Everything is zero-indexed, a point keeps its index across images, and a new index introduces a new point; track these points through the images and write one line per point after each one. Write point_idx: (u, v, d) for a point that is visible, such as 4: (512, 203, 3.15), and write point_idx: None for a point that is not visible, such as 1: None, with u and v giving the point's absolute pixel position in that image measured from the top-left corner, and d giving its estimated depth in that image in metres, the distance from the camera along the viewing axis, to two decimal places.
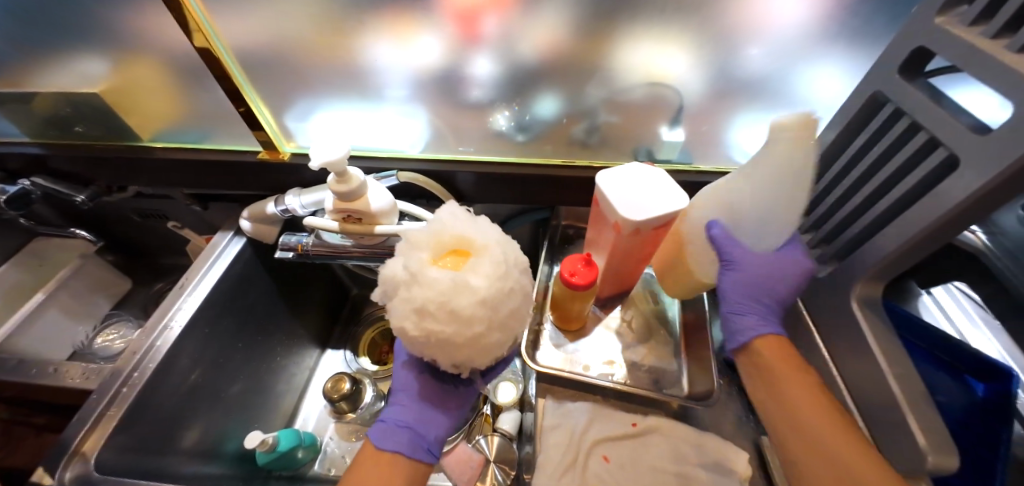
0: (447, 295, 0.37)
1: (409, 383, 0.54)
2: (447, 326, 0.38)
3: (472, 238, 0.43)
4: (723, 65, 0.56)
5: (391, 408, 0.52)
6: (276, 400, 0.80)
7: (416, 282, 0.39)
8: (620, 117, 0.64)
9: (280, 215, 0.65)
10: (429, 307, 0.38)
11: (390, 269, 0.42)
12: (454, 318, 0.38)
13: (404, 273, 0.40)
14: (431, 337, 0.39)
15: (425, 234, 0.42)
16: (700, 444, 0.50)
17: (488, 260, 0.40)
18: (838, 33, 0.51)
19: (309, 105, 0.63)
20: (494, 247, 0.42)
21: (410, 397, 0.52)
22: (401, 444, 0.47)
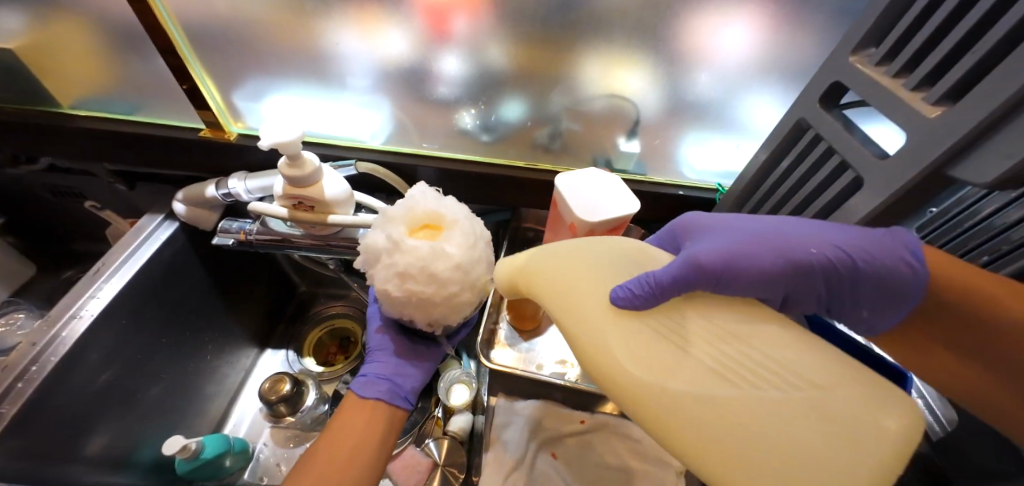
0: (426, 260, 0.38)
1: (385, 341, 0.52)
2: (427, 292, 0.38)
3: (444, 213, 0.43)
4: (676, 85, 0.60)
5: (366, 361, 0.51)
6: (203, 404, 0.73)
7: (395, 250, 0.39)
8: (582, 125, 0.66)
9: (221, 199, 0.61)
10: (409, 272, 0.38)
11: (363, 242, 0.41)
12: (434, 280, 0.38)
13: (379, 246, 0.40)
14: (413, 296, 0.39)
15: (396, 206, 0.42)
16: (644, 440, 0.51)
17: (462, 231, 0.41)
18: (773, 66, 0.57)
19: (262, 86, 0.60)
20: (465, 223, 0.42)
21: (385, 348, 0.51)
22: (381, 392, 0.46)
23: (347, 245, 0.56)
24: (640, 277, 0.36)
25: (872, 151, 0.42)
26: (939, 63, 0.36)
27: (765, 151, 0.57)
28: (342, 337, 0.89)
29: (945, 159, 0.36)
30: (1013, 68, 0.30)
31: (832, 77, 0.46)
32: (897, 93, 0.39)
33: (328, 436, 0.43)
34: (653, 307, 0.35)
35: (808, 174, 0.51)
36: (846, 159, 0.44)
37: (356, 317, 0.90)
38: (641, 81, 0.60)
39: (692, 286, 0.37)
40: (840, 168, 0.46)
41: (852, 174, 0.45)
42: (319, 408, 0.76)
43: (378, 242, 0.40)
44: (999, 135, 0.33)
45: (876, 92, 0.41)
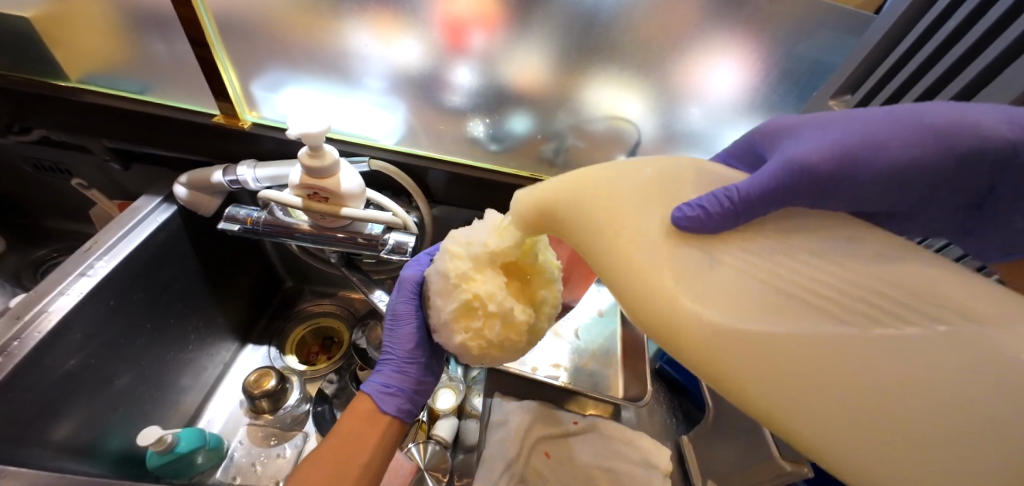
0: (516, 331, 0.43)
1: (412, 352, 0.52)
2: (503, 355, 0.44)
3: (535, 266, 0.45)
4: (672, 115, 0.66)
5: (386, 366, 0.51)
6: (177, 396, 0.70)
7: (529, 329, 0.44)
8: (585, 143, 0.70)
9: (226, 185, 0.60)
10: (496, 338, 0.42)
11: (497, 310, 0.41)
12: (511, 347, 0.44)
13: (511, 322, 0.42)
14: (485, 353, 0.43)
15: (505, 248, 0.42)
16: (633, 442, 0.53)
17: (551, 295, 0.46)
18: (761, 106, 0.63)
19: (282, 78, 0.61)
20: (552, 280, 0.47)
21: (411, 360, 0.52)
22: (401, 411, 0.49)
23: (354, 239, 0.58)
24: (713, 196, 0.34)
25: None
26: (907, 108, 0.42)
27: None
28: (327, 337, 0.88)
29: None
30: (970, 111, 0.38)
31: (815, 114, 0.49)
32: None
33: (343, 436, 0.45)
34: (721, 227, 0.34)
35: None
36: None
37: (342, 317, 0.89)
38: (642, 108, 0.65)
39: (786, 195, 0.36)
40: None
41: None
42: (300, 408, 0.75)
43: (512, 315, 0.42)
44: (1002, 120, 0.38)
45: None
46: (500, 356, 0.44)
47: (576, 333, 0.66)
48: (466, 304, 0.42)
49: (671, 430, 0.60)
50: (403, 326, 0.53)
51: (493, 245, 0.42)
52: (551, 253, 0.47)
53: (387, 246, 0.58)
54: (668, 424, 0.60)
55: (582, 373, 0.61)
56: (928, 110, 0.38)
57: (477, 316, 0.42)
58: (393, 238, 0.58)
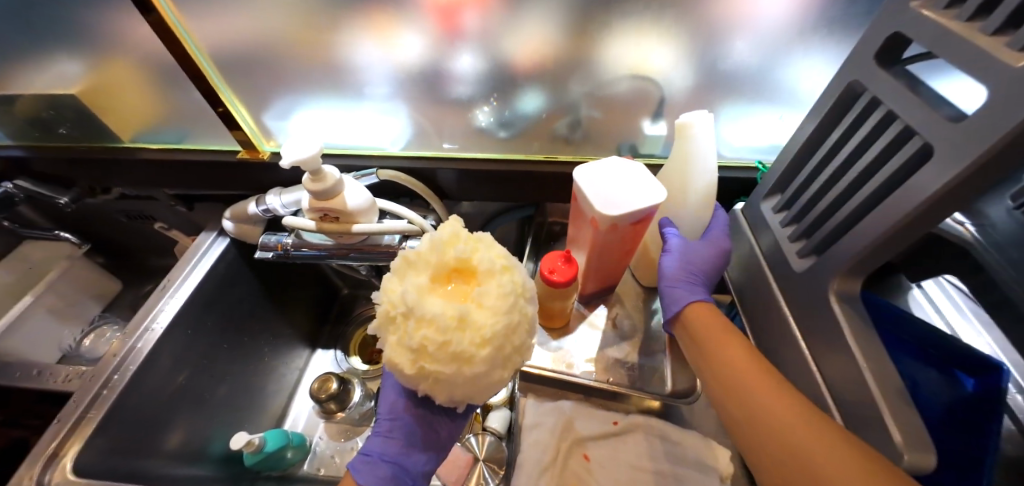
0: (445, 334, 0.34)
1: (397, 410, 0.50)
2: (447, 371, 0.35)
3: (473, 262, 0.39)
4: (708, 57, 0.55)
5: (370, 434, 0.49)
6: (264, 401, 0.79)
7: (462, 330, 0.35)
8: (603, 112, 0.63)
9: (261, 215, 0.64)
10: (427, 347, 0.35)
11: (409, 310, 0.35)
12: (453, 358, 0.34)
13: (428, 322, 0.34)
14: (429, 376, 0.36)
15: (427, 252, 0.39)
16: (681, 440, 0.49)
17: (494, 287, 0.37)
18: (817, 24, 0.50)
19: (289, 104, 0.63)
20: (500, 274, 0.38)
21: (395, 420, 0.49)
22: (383, 479, 0.44)
23: (375, 252, 0.59)
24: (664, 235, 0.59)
25: (946, 113, 0.32)
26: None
27: (812, 121, 0.46)
28: None
29: None
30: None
31: (888, 28, 0.36)
32: (970, 36, 0.29)
33: None
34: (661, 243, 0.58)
35: (848, 163, 0.42)
36: (909, 125, 0.34)
37: None
38: (662, 59, 0.56)
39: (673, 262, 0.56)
40: (903, 138, 0.36)
41: (919, 141, 0.33)
42: (365, 405, 0.81)
43: (425, 313, 0.34)
44: None
45: None
46: (438, 370, 0.35)
47: (614, 322, 0.61)
48: (390, 315, 0.37)
49: None
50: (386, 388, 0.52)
51: (407, 253, 0.39)
52: (494, 245, 0.40)
53: None
54: None
55: (623, 365, 0.57)
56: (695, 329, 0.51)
57: (399, 325, 0.36)
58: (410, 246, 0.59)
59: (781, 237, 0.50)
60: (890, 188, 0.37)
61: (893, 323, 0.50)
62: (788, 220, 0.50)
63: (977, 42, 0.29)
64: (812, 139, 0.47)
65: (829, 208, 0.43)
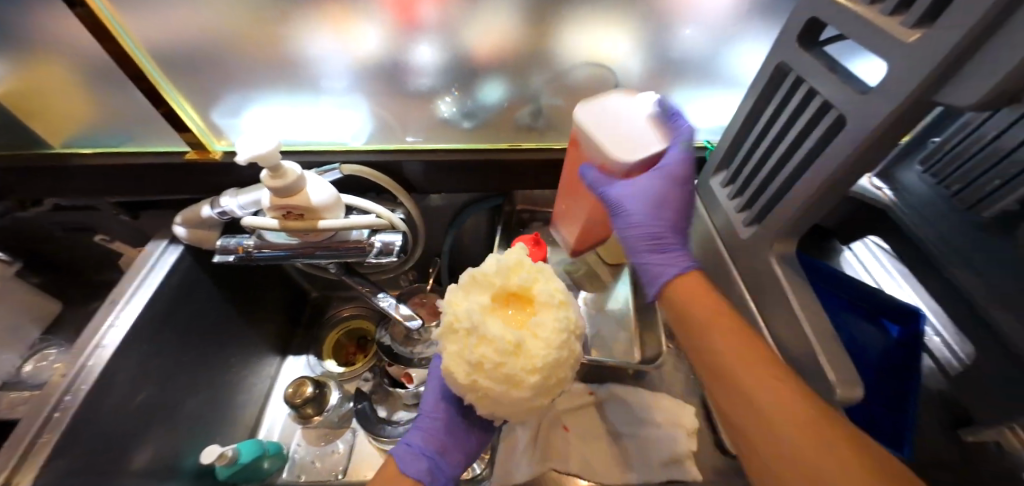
0: (501, 357, 0.35)
1: (439, 409, 0.48)
2: (496, 389, 0.36)
3: (534, 291, 0.39)
4: (658, 43, 0.58)
5: (411, 427, 0.47)
6: (235, 413, 0.76)
7: (518, 354, 0.35)
8: (563, 99, 0.65)
9: (217, 218, 0.62)
10: (483, 365, 0.36)
11: (470, 326, 0.36)
12: (505, 379, 0.36)
13: (487, 340, 0.36)
14: (476, 390, 0.37)
15: (490, 274, 0.39)
16: (652, 404, 0.53)
17: (550, 320, 0.37)
18: (752, 11, 0.54)
19: (239, 100, 0.60)
20: (557, 308, 0.38)
21: (438, 419, 0.47)
22: (423, 473, 0.43)
23: (343, 248, 0.58)
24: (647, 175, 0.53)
25: (854, 86, 0.36)
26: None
27: (749, 101, 0.50)
28: (360, 337, 0.94)
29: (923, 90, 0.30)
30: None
31: (806, 13, 0.40)
32: (871, 18, 0.34)
33: None
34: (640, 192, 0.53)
35: (779, 137, 0.46)
36: (827, 100, 0.38)
37: (369, 317, 0.95)
38: (615, 47, 0.59)
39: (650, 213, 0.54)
40: (822, 110, 0.40)
41: (834, 114, 0.37)
42: (345, 406, 0.80)
43: (486, 333, 0.36)
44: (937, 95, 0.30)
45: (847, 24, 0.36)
46: (488, 386, 0.36)
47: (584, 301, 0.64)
48: (450, 326, 0.38)
49: (696, 385, 0.57)
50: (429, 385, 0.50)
51: (473, 271, 0.40)
52: (554, 276, 0.41)
53: (375, 248, 0.59)
54: (693, 379, 0.58)
55: (596, 341, 0.60)
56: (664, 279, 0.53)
57: (458, 338, 0.37)
58: (380, 240, 0.59)
59: (729, 210, 0.54)
60: (812, 158, 0.41)
61: (828, 279, 0.55)
62: (735, 193, 0.54)
63: (878, 22, 0.33)
64: (750, 116, 0.51)
65: (766, 179, 0.47)
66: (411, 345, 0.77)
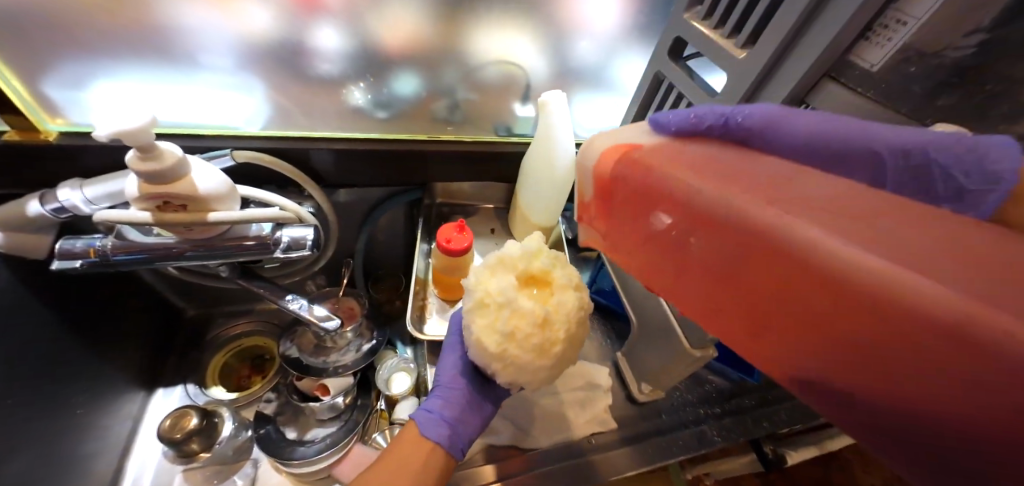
0: (531, 328, 0.37)
1: (456, 380, 0.48)
2: (524, 358, 0.38)
3: (554, 271, 0.41)
4: (561, 50, 0.64)
5: (431, 397, 0.48)
6: (84, 466, 0.61)
7: (545, 327, 0.38)
8: (478, 95, 0.67)
9: (51, 216, 0.49)
10: (514, 334, 0.38)
11: (503, 301, 0.38)
12: (531, 347, 0.38)
13: (520, 315, 0.38)
14: (503, 357, 0.39)
15: (515, 256, 0.42)
16: (575, 372, 0.58)
17: (573, 297, 0.40)
18: (635, 31, 0.63)
19: (87, 70, 0.50)
20: (575, 288, 0.41)
21: (456, 390, 0.48)
22: (442, 438, 0.44)
23: (240, 245, 0.52)
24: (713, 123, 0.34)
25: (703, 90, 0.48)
26: (739, 18, 0.42)
27: (633, 107, 0.61)
28: (254, 358, 0.83)
29: (752, 90, 0.42)
30: (783, 19, 0.37)
31: (674, 32, 0.51)
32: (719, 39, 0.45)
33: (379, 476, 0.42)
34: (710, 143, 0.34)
35: None
36: (692, 101, 0.49)
37: (267, 333, 0.84)
38: (525, 49, 0.63)
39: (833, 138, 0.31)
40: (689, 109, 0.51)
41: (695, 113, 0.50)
42: (242, 435, 0.70)
43: (518, 306, 0.38)
44: (762, 93, 0.42)
45: (703, 42, 0.46)
46: (517, 355, 0.38)
47: None
48: (479, 302, 0.40)
49: (608, 350, 0.65)
50: (448, 356, 0.51)
51: (502, 253, 0.43)
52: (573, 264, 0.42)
53: (282, 244, 0.53)
54: (606, 346, 0.65)
55: None
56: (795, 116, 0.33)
57: (489, 312, 0.39)
58: (287, 235, 0.53)
59: None
60: None
61: None
62: None
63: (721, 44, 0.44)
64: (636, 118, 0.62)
65: None
66: (326, 355, 0.71)
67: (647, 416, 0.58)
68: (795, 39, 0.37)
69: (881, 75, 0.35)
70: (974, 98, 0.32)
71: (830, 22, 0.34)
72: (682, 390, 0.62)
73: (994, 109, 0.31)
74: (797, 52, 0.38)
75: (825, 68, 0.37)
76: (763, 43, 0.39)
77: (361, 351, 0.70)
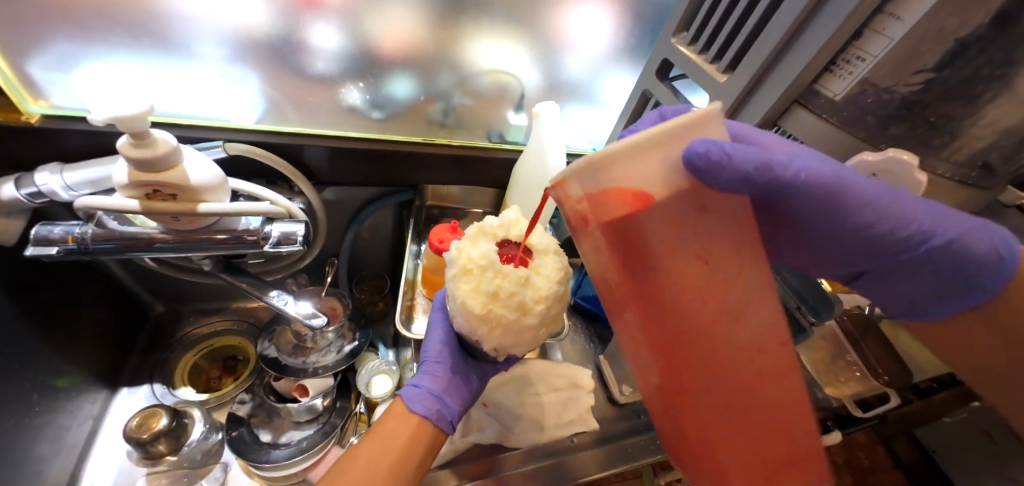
0: (516, 286, 0.38)
1: (441, 353, 0.49)
2: (509, 316, 0.38)
3: (533, 239, 0.44)
4: (553, 64, 0.67)
5: (417, 372, 0.48)
6: (37, 470, 0.57)
7: (526, 284, 0.39)
8: (473, 101, 0.69)
9: (24, 201, 0.47)
10: (500, 295, 0.38)
11: (487, 264, 0.39)
12: (517, 304, 0.39)
13: (503, 275, 0.39)
14: (489, 320, 0.39)
15: (493, 226, 0.44)
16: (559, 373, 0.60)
17: (552, 261, 0.42)
18: (624, 50, 0.67)
19: (71, 51, 0.48)
20: (554, 254, 0.43)
21: (441, 362, 0.49)
22: (429, 409, 0.45)
23: (226, 237, 0.51)
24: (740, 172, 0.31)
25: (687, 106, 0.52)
26: (721, 45, 0.46)
27: (622, 120, 0.64)
28: (224, 358, 0.81)
29: (734, 108, 0.46)
30: (760, 47, 0.41)
31: (660, 54, 0.55)
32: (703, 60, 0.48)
33: (369, 450, 0.42)
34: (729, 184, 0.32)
35: None
36: None
37: (241, 331, 0.82)
38: (520, 60, 0.66)
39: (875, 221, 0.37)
40: None
41: None
42: (212, 439, 0.66)
43: (501, 267, 0.39)
44: (744, 111, 0.46)
45: (688, 62, 0.50)
46: (502, 314, 0.38)
47: None
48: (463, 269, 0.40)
49: (590, 353, 0.67)
50: (432, 333, 0.52)
51: (481, 224, 0.44)
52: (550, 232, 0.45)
53: (271, 238, 0.52)
54: (589, 349, 0.67)
55: None
56: (846, 190, 0.36)
57: (472, 277, 0.39)
58: (276, 230, 0.52)
59: None
60: None
61: None
62: None
63: (705, 64, 0.48)
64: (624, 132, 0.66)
65: None
66: (306, 355, 0.69)
67: (628, 417, 0.60)
68: (770, 66, 0.41)
69: (843, 103, 0.39)
70: (920, 129, 0.37)
71: (801, 53, 0.38)
72: None
73: (937, 140, 0.37)
74: (775, 78, 0.41)
75: (792, 96, 0.41)
76: (742, 68, 0.43)
77: (342, 352, 0.69)
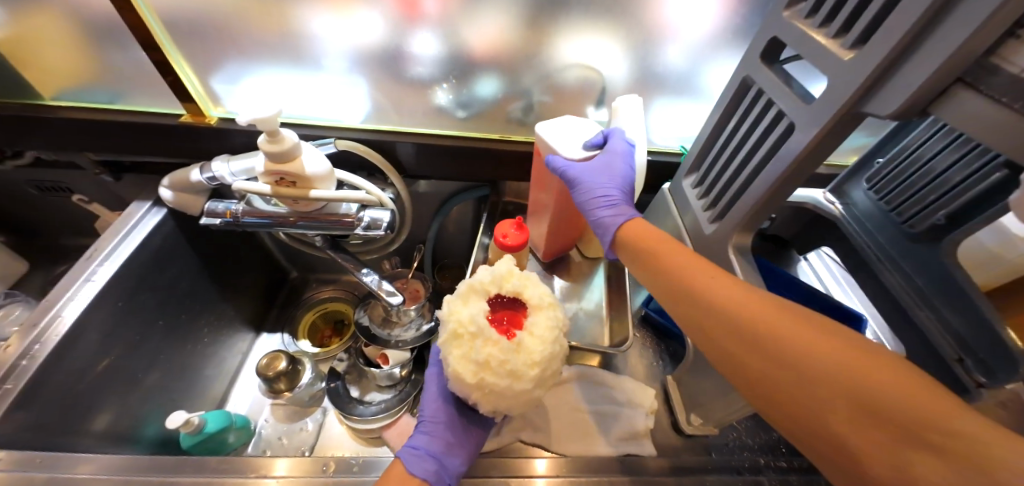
0: (506, 354, 0.40)
1: (437, 414, 0.53)
2: (502, 384, 0.41)
3: (527, 295, 0.45)
4: (641, 56, 0.63)
5: (416, 433, 0.52)
6: (203, 384, 0.76)
7: (514, 351, 0.41)
8: (553, 98, 0.68)
9: (205, 183, 0.63)
10: (490, 365, 0.41)
11: (475, 331, 0.41)
12: (509, 373, 0.40)
13: (492, 343, 0.41)
14: (484, 387, 0.42)
15: (488, 279, 0.45)
16: (617, 386, 0.58)
17: (544, 319, 0.43)
18: (727, 35, 0.59)
19: (236, 70, 0.62)
20: (547, 309, 0.44)
21: (438, 422, 0.52)
22: (428, 471, 0.46)
23: (330, 220, 0.60)
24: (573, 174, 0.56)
25: (798, 93, 0.42)
26: (848, 15, 0.36)
27: (715, 113, 0.55)
28: (336, 321, 0.95)
29: (858, 96, 0.35)
30: (902, 13, 0.31)
31: (769, 32, 0.45)
32: (819, 39, 0.39)
33: None
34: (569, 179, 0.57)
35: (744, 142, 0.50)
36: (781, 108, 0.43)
37: (348, 299, 0.96)
38: (604, 54, 0.63)
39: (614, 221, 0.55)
40: (776, 118, 0.45)
41: (785, 122, 0.43)
42: (316, 385, 0.80)
43: (491, 334, 0.41)
44: (871, 100, 0.35)
45: (799, 42, 0.41)
46: (493, 382, 0.41)
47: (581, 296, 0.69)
48: (455, 332, 0.43)
49: (658, 371, 0.62)
50: (428, 391, 0.56)
51: (472, 280, 0.45)
52: (542, 282, 0.46)
53: (363, 223, 0.60)
54: (656, 367, 0.63)
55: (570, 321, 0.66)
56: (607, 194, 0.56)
57: (463, 342, 0.42)
58: (368, 215, 0.61)
59: (696, 209, 0.58)
60: (773, 151, 0.45)
61: (784, 284, 0.64)
62: (702, 194, 0.59)
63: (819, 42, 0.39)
64: (716, 129, 0.56)
65: (743, 182, 0.49)
66: (391, 328, 0.78)
67: (693, 449, 0.55)
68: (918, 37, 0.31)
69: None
70: None
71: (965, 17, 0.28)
72: (740, 430, 0.57)
73: None
74: (924, 50, 0.30)
75: (956, 71, 0.29)
76: (875, 42, 0.33)
77: (420, 331, 0.76)
